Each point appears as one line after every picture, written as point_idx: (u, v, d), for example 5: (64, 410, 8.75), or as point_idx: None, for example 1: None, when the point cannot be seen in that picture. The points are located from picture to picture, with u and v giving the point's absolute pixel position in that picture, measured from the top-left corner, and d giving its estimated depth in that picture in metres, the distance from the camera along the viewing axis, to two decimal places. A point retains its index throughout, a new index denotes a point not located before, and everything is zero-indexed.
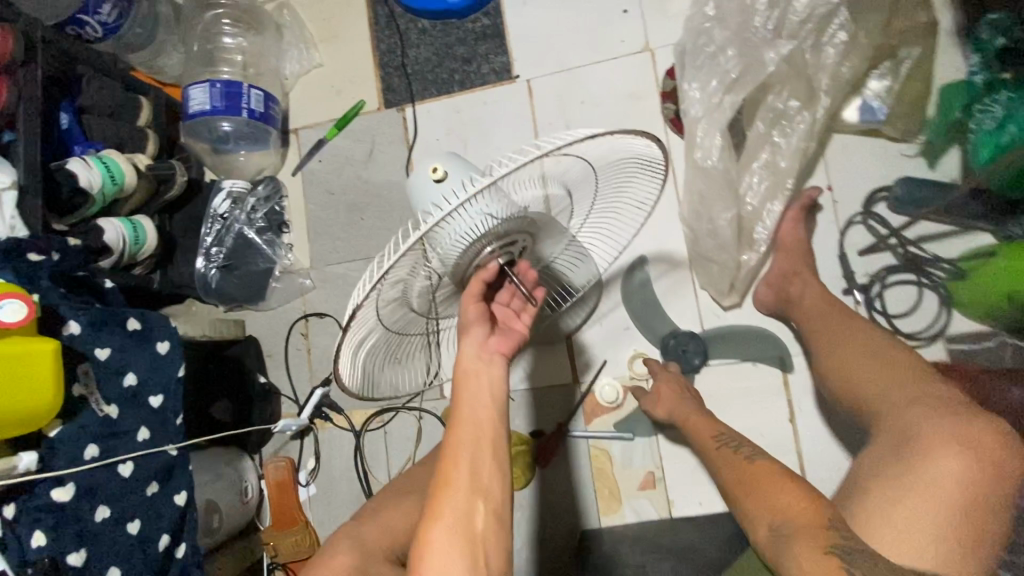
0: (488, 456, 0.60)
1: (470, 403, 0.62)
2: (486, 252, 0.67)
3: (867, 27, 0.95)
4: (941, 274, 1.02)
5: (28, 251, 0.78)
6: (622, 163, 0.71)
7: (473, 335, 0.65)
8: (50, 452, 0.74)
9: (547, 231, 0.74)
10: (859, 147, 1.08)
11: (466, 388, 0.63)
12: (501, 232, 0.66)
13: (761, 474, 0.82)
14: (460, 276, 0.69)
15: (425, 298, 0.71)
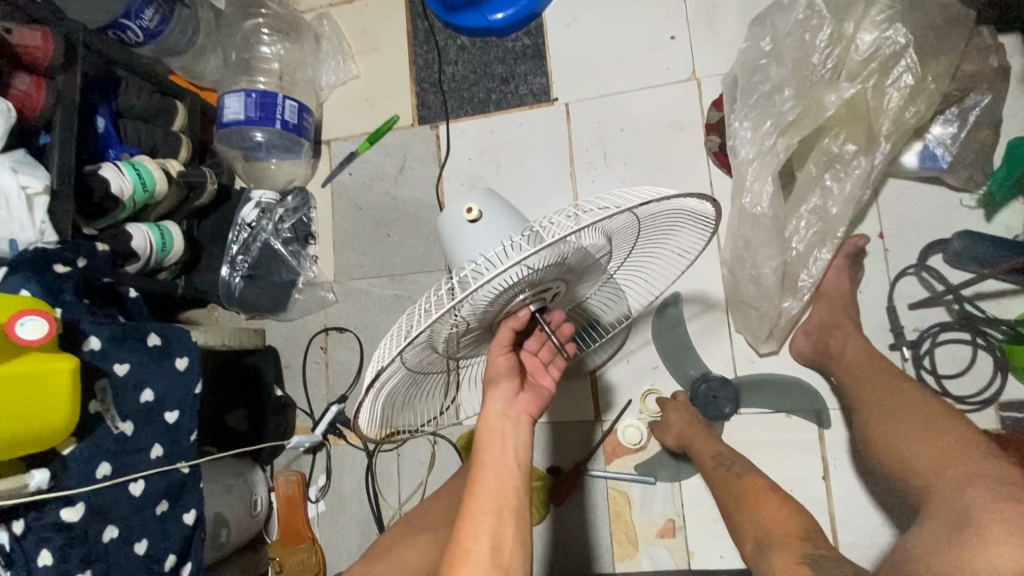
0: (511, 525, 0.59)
1: (494, 468, 0.61)
2: (519, 301, 0.65)
3: (935, 71, 0.89)
4: (997, 335, 0.96)
5: (54, 262, 0.77)
6: (671, 216, 0.67)
7: (501, 390, 0.65)
8: (62, 471, 0.71)
9: (583, 278, 0.71)
10: (915, 195, 1.02)
11: (491, 451, 0.62)
12: (535, 284, 0.63)
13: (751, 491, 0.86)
14: (490, 323, 0.67)
15: (452, 344, 0.69)
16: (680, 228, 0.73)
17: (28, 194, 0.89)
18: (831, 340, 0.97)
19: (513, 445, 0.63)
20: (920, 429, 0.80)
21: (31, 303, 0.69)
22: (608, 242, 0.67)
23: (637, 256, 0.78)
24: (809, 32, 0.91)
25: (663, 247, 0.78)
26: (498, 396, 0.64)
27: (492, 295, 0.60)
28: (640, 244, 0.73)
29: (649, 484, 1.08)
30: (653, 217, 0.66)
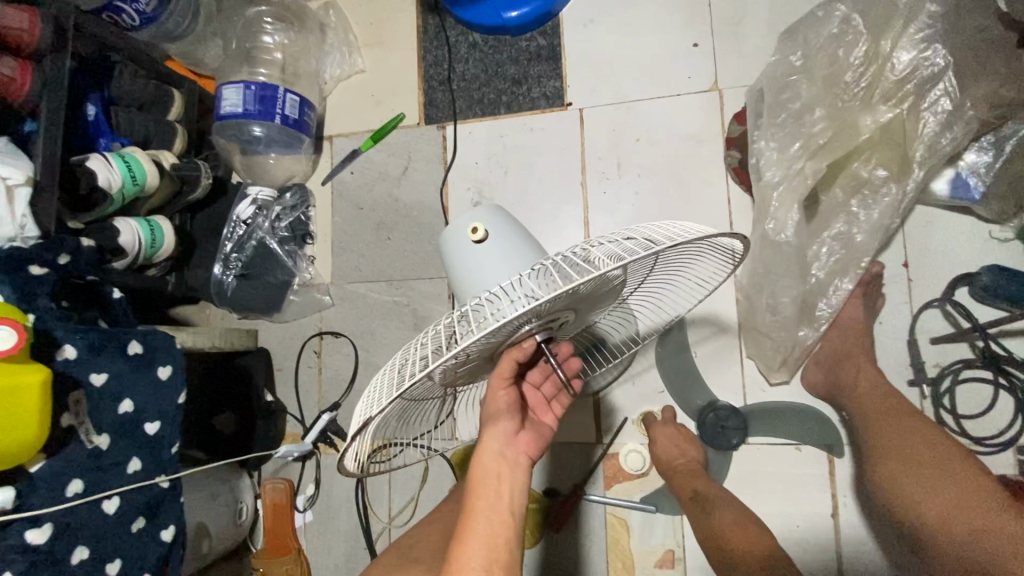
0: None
1: (486, 515, 0.57)
2: (525, 335, 0.60)
3: (975, 96, 0.83)
4: (1021, 376, 0.92)
5: (29, 264, 0.72)
6: (693, 248, 0.62)
7: (500, 427, 0.60)
8: (29, 490, 0.67)
9: (594, 308, 0.67)
10: (943, 224, 0.96)
11: (484, 497, 0.58)
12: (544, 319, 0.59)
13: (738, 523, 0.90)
14: (492, 354, 0.63)
15: (452, 375, 0.65)
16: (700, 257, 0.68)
17: (9, 185, 0.85)
18: (844, 371, 0.93)
19: (507, 491, 0.59)
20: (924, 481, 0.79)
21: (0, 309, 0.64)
22: (623, 275, 0.62)
23: (652, 282, 0.73)
24: (843, 48, 0.86)
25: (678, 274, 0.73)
26: (495, 435, 0.60)
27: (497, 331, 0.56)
28: (656, 272, 0.69)
29: (650, 512, 1.03)
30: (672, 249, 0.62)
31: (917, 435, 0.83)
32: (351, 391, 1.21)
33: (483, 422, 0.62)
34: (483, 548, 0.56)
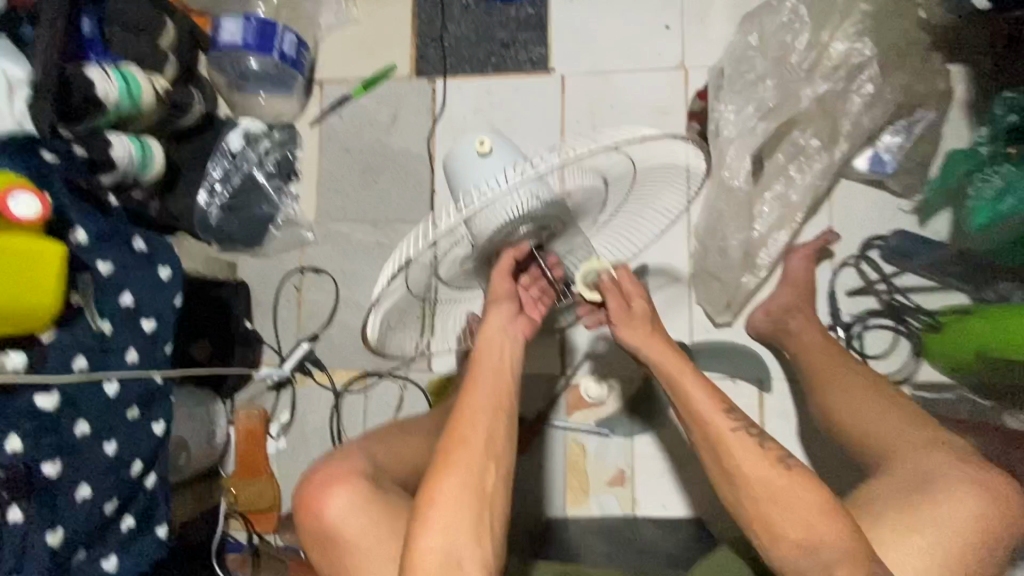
0: (499, 426, 0.63)
1: (491, 371, 0.66)
2: (520, 234, 0.69)
3: (892, 84, 1.00)
4: (918, 324, 1.08)
5: (42, 150, 0.75)
6: (664, 168, 0.73)
7: (502, 308, 0.70)
8: (40, 357, 0.71)
9: (580, 217, 0.75)
10: (863, 195, 1.14)
11: (491, 358, 0.67)
12: (536, 215, 0.67)
13: (796, 491, 0.66)
14: (490, 252, 0.72)
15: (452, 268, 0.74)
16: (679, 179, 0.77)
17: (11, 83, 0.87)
18: (793, 320, 1.02)
19: (508, 356, 0.68)
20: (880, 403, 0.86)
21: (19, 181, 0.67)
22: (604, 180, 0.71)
23: (636, 206, 0.82)
24: (791, 34, 1.01)
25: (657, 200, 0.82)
26: (497, 312, 0.70)
27: (496, 217, 0.65)
28: (634, 197, 0.80)
29: (604, 436, 1.17)
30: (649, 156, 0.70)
31: (869, 373, 0.90)
32: (331, 324, 1.27)
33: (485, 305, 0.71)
34: (489, 397, 0.64)
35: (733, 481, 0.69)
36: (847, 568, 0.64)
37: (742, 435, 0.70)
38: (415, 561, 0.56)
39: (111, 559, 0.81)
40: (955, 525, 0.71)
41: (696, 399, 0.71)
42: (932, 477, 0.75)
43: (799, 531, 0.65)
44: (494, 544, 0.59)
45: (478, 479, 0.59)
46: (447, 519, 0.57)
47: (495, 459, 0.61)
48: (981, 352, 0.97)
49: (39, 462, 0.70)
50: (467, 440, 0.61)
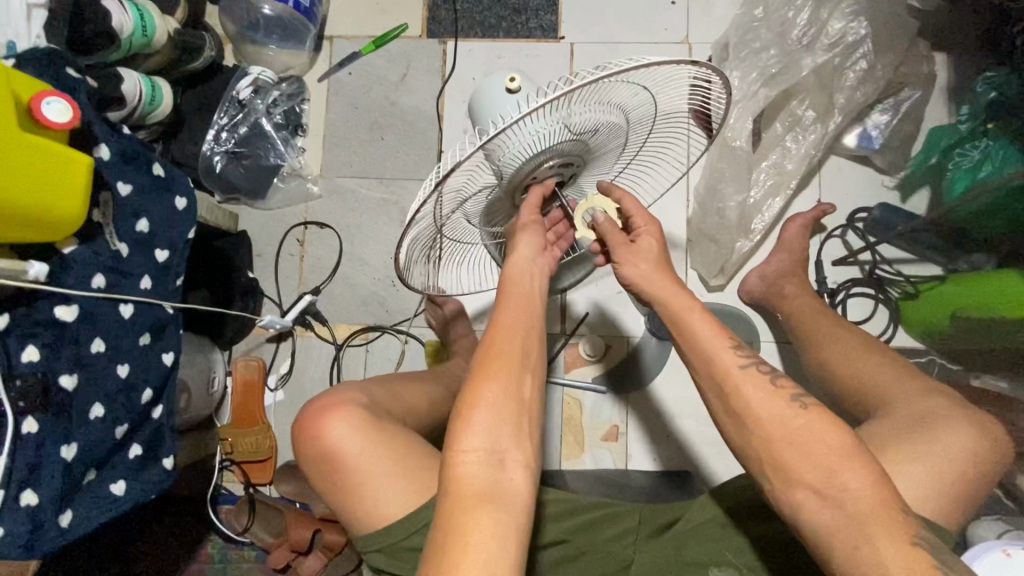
0: (532, 342, 0.66)
1: (522, 293, 0.69)
2: (544, 168, 0.73)
3: (884, 62, 1.07)
4: (897, 292, 1.15)
5: (65, 66, 0.74)
6: (683, 97, 0.77)
7: (530, 236, 0.73)
8: (62, 269, 0.71)
9: (595, 157, 0.81)
10: (851, 171, 1.21)
11: (520, 282, 0.70)
12: (560, 152, 0.73)
13: (820, 432, 0.59)
14: (516, 185, 0.76)
15: (476, 199, 0.79)
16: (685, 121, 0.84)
17: (28, 3, 0.86)
18: (786, 281, 1.08)
19: (536, 282, 0.72)
20: (872, 354, 0.90)
21: (47, 87, 0.68)
22: (622, 121, 0.76)
23: (645, 148, 0.89)
24: (792, 11, 1.07)
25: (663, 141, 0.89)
26: (524, 242, 0.73)
27: (519, 149, 0.69)
28: (655, 130, 0.84)
29: (600, 393, 1.20)
30: (665, 96, 0.76)
31: (859, 332, 0.94)
32: (334, 278, 1.26)
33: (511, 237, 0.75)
34: (520, 316, 0.67)
35: (744, 425, 0.62)
36: (879, 526, 0.55)
37: (755, 376, 0.63)
38: (460, 459, 0.59)
39: (119, 483, 0.79)
40: (954, 456, 0.72)
41: (704, 339, 0.65)
42: (931, 415, 0.76)
43: (817, 475, 0.58)
44: (530, 446, 0.62)
45: (515, 388, 0.63)
46: (489, 422, 0.61)
47: (529, 371, 0.65)
48: (953, 313, 1.05)
49: (56, 373, 0.69)
50: (504, 353, 0.64)
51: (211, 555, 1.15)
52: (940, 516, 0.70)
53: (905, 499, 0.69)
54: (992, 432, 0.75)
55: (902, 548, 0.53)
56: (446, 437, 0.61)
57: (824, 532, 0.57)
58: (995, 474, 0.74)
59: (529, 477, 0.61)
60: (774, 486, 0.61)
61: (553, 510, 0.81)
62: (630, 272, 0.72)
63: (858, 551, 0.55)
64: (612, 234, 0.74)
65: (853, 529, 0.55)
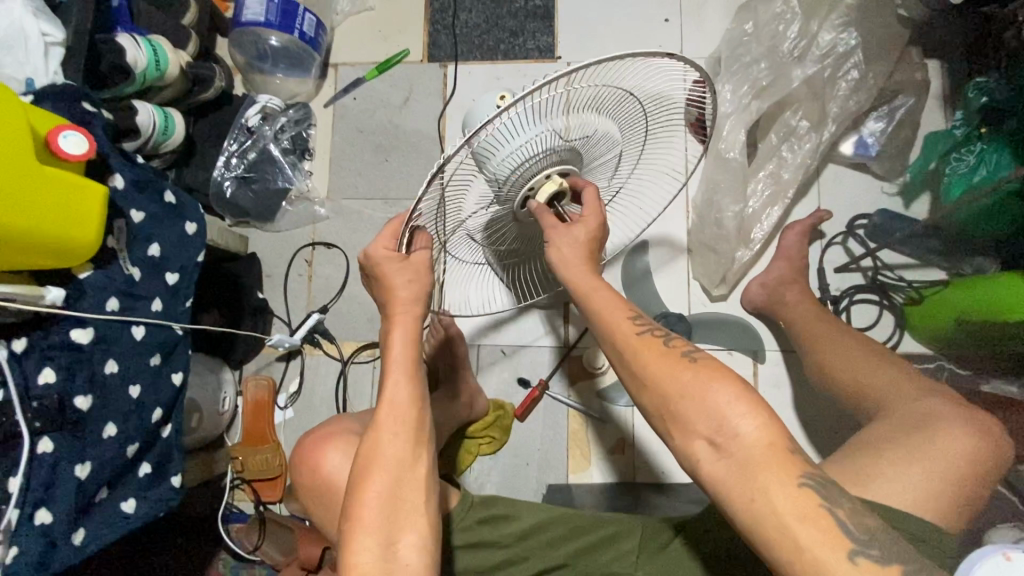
0: (419, 416, 0.67)
1: (396, 354, 0.70)
2: (539, 173, 0.75)
3: (876, 71, 1.09)
4: (902, 298, 1.14)
5: (83, 100, 0.79)
6: (669, 96, 0.80)
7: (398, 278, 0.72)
8: (78, 294, 0.74)
9: (589, 168, 0.84)
10: (850, 178, 1.21)
11: (399, 345, 0.71)
12: (556, 158, 0.75)
13: (701, 381, 0.57)
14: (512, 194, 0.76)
15: (474, 209, 0.80)
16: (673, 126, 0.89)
17: (46, 41, 0.90)
18: (786, 290, 1.08)
19: (412, 336, 0.71)
20: (872, 360, 0.90)
21: (64, 121, 0.72)
22: (612, 125, 0.78)
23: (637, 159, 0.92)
24: (782, 24, 1.09)
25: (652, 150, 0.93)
26: (396, 287, 0.72)
27: (512, 150, 0.70)
28: (648, 134, 0.87)
29: (607, 406, 1.20)
30: (651, 103, 0.80)
31: (859, 337, 0.95)
32: (341, 298, 1.28)
33: (380, 277, 0.73)
34: (402, 387, 0.68)
35: (643, 387, 0.61)
36: (771, 476, 0.51)
37: (650, 340, 0.63)
38: (353, 559, 0.61)
39: (129, 501, 0.80)
40: (947, 460, 0.71)
41: (603, 309, 0.68)
42: (930, 420, 0.76)
43: (708, 424, 0.55)
44: (426, 525, 0.64)
45: (405, 473, 0.65)
46: (380, 517, 0.63)
47: (421, 447, 0.67)
48: (957, 319, 1.04)
49: (72, 394, 0.72)
50: (393, 440, 0.66)
51: None
52: (939, 518, 0.68)
53: (900, 501, 0.68)
54: (993, 436, 0.74)
55: (793, 491, 0.50)
56: (341, 539, 0.63)
57: (723, 490, 0.53)
58: (993, 476, 0.72)
59: (426, 554, 0.63)
60: (674, 444, 0.58)
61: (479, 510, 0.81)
62: (565, 254, 0.75)
63: (754, 505, 0.51)
64: (546, 221, 0.76)
65: (744, 481, 0.52)
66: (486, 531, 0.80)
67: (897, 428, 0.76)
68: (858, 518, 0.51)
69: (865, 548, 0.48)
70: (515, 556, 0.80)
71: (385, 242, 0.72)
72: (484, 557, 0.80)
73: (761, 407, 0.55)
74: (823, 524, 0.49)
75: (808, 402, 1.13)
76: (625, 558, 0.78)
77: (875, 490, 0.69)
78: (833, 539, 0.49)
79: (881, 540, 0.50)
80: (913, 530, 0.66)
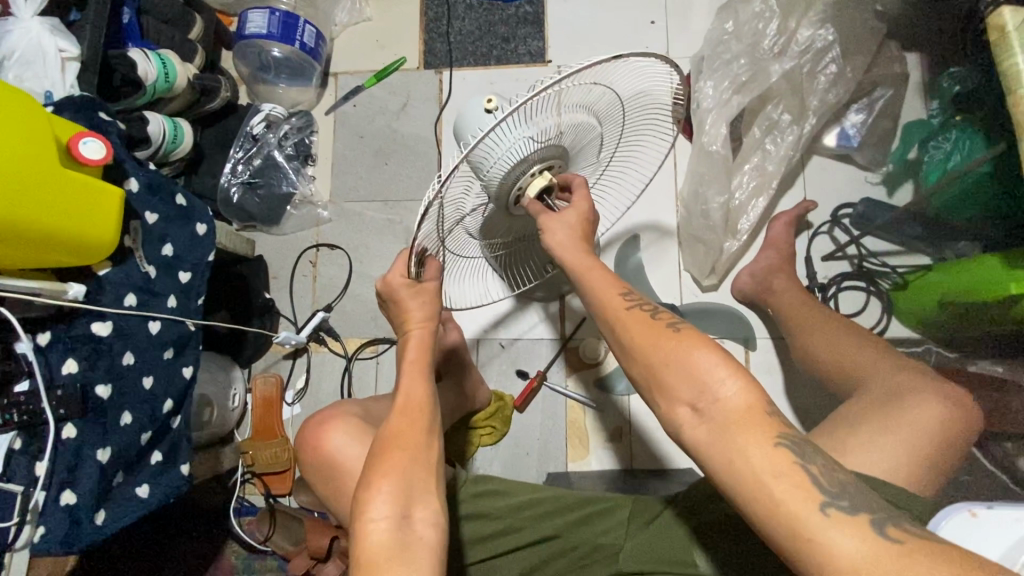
0: (431, 406, 0.74)
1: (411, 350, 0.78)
2: (528, 176, 0.80)
3: (853, 65, 1.13)
4: (887, 284, 1.18)
5: (99, 110, 0.84)
6: (644, 89, 0.85)
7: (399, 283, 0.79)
8: (97, 290, 0.79)
9: (573, 157, 0.88)
10: (834, 169, 1.25)
11: (413, 350, 0.78)
12: (542, 155, 0.79)
13: (684, 349, 0.61)
14: (505, 195, 0.82)
15: (472, 206, 0.85)
16: (655, 118, 0.93)
17: (63, 56, 0.96)
18: (773, 278, 1.12)
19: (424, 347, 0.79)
20: (851, 338, 0.94)
21: (83, 129, 0.77)
22: (591, 118, 0.83)
23: (620, 146, 0.97)
24: (762, 22, 1.14)
25: (635, 138, 0.97)
26: (412, 313, 0.80)
27: (504, 159, 0.76)
28: (629, 127, 0.93)
29: (604, 395, 1.24)
30: (629, 93, 0.84)
31: (840, 319, 0.98)
32: (344, 297, 1.33)
33: (396, 302, 0.81)
34: (416, 385, 0.75)
35: (631, 358, 0.65)
36: (748, 437, 0.55)
37: (638, 314, 0.67)
38: (367, 528, 0.63)
39: (143, 487, 0.85)
40: (921, 428, 0.74)
41: (597, 288, 0.73)
42: (904, 389, 0.80)
43: (690, 390, 0.59)
44: (438, 501, 0.67)
45: (420, 454, 0.69)
46: (396, 491, 0.65)
47: (434, 435, 0.72)
48: (941, 302, 1.06)
49: (93, 383, 0.77)
50: (409, 426, 0.71)
51: (235, 566, 1.20)
52: (913, 483, 0.71)
53: (875, 470, 0.72)
54: (965, 404, 0.77)
55: (770, 450, 0.54)
56: (354, 509, 0.65)
57: (703, 449, 0.57)
58: (965, 439, 0.76)
59: (438, 530, 0.65)
60: (660, 409, 0.62)
61: (474, 486, 0.86)
62: (559, 237, 0.79)
63: (733, 464, 0.55)
64: (540, 210, 0.81)
65: (723, 443, 0.56)
66: (479, 504, 0.84)
67: (874, 400, 0.80)
68: (831, 474, 0.54)
69: (834, 500, 0.52)
70: (508, 528, 0.84)
71: (399, 270, 0.79)
72: (478, 528, 0.84)
73: (742, 372, 0.59)
74: (797, 479, 0.53)
75: (800, 387, 1.15)
76: (617, 530, 0.83)
77: (850, 458, 0.73)
78: (804, 493, 0.52)
79: (850, 493, 0.53)
80: (889, 494, 0.68)
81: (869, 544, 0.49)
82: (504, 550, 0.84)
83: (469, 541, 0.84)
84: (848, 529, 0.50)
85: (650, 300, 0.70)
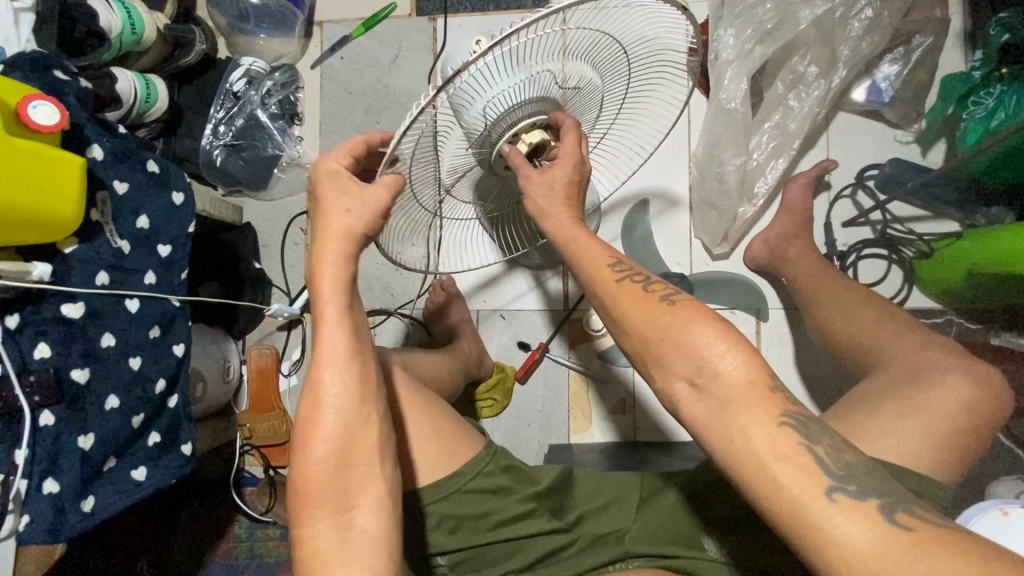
0: (363, 369, 0.62)
1: (330, 295, 0.62)
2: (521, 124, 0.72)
3: (891, 8, 1.02)
4: (911, 252, 1.11)
5: (52, 67, 0.75)
6: (655, 42, 0.76)
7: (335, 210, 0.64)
8: (65, 269, 0.74)
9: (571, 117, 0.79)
10: (860, 128, 1.16)
11: (329, 298, 0.62)
12: (533, 108, 0.71)
13: (680, 324, 0.55)
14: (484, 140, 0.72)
15: (449, 158, 0.75)
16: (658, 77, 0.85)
17: (14, 7, 0.86)
18: (790, 247, 1.05)
19: (346, 287, 0.63)
20: (874, 314, 0.87)
21: (33, 91, 0.69)
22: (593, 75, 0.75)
23: (623, 104, 0.88)
24: None
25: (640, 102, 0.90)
26: (333, 218, 0.64)
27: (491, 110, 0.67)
28: (634, 83, 0.84)
29: (608, 365, 1.20)
30: (639, 55, 0.78)
31: (864, 291, 0.92)
32: None
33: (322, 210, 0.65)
34: (340, 341, 0.61)
35: (627, 335, 0.60)
36: (754, 419, 0.49)
37: (630, 286, 0.62)
38: (307, 532, 0.59)
39: (139, 469, 0.83)
40: (947, 414, 0.70)
41: (587, 260, 0.67)
42: (929, 369, 0.75)
43: (688, 364, 0.53)
44: (382, 488, 0.61)
45: (353, 438, 0.60)
46: (330, 488, 0.59)
47: (370, 405, 0.62)
48: (967, 273, 0.99)
49: (68, 367, 0.73)
50: (341, 397, 0.60)
51: (238, 535, 1.21)
52: (935, 474, 0.67)
53: (894, 458, 0.67)
54: (993, 390, 0.72)
55: (775, 430, 0.49)
56: (293, 511, 0.60)
57: (701, 426, 0.52)
58: (990, 431, 0.71)
59: (383, 517, 0.60)
60: (657, 384, 0.57)
61: (501, 460, 0.79)
62: (543, 204, 0.74)
63: (734, 445, 0.50)
64: (521, 166, 0.74)
65: (725, 420, 0.50)
66: (507, 482, 0.78)
67: (898, 379, 0.75)
68: (838, 455, 0.49)
69: (842, 483, 0.47)
70: (526, 510, 0.78)
71: (338, 159, 0.67)
72: (494, 505, 0.78)
73: (745, 346, 0.53)
74: (802, 463, 0.47)
75: (813, 360, 1.11)
76: (621, 513, 0.81)
77: (871, 443, 0.68)
78: (810, 477, 0.47)
79: (861, 476, 0.48)
80: (909, 483, 0.65)
81: (878, 532, 0.44)
82: (513, 533, 0.78)
83: (478, 517, 0.77)
84: (855, 516, 0.45)
85: (647, 272, 0.64)
